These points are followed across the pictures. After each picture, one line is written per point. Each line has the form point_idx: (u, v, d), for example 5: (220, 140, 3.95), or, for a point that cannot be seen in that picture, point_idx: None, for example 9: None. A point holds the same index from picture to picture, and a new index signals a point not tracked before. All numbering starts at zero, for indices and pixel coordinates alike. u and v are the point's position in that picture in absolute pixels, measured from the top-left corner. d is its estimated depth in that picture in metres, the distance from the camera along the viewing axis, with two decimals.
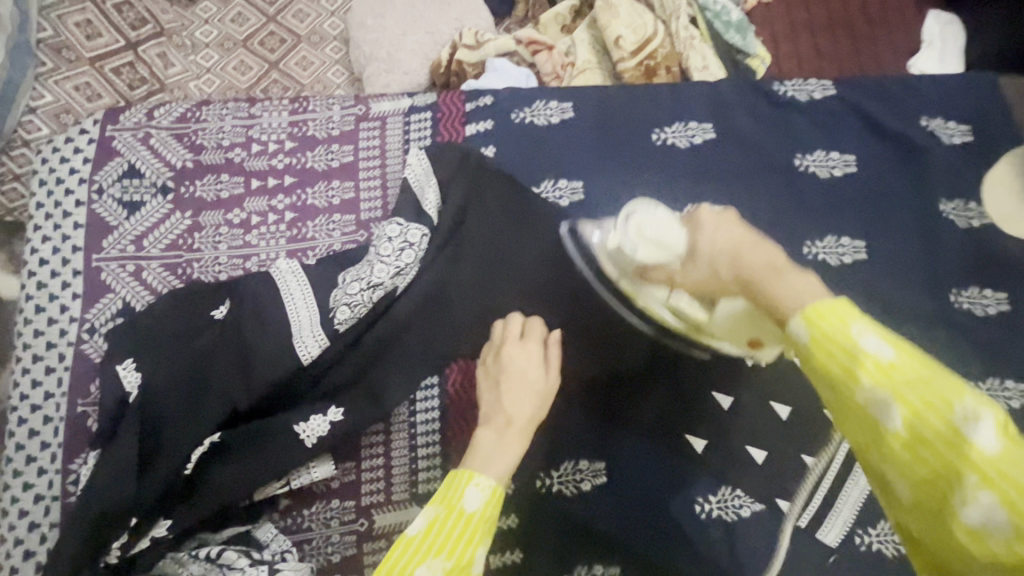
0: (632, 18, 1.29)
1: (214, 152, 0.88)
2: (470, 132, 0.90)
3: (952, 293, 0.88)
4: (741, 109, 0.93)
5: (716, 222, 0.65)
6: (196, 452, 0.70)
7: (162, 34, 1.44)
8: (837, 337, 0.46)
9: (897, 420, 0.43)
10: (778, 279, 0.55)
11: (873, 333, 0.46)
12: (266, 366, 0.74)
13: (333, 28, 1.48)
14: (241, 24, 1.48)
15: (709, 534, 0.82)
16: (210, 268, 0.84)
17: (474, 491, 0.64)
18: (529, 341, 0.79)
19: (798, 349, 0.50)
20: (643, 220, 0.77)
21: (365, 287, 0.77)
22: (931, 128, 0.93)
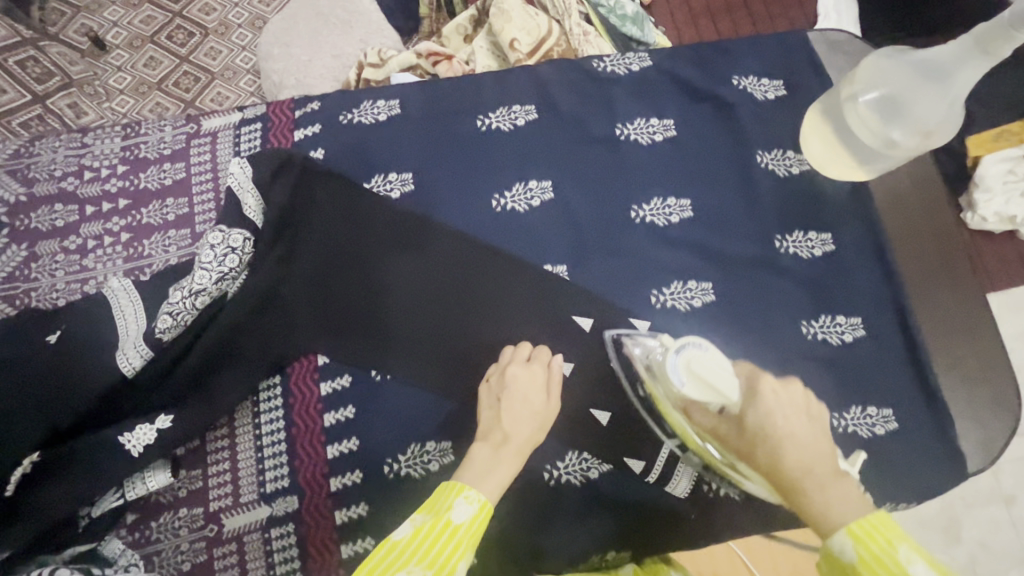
0: (525, 21, 1.36)
1: (47, 183, 0.90)
2: (298, 138, 0.93)
3: (778, 239, 0.92)
4: (563, 88, 0.97)
5: (777, 390, 0.69)
6: (18, 471, 0.71)
7: (71, 84, 1.45)
8: (884, 556, 0.51)
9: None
10: (820, 492, 0.60)
11: (923, 562, 0.50)
12: (87, 382, 0.75)
13: (245, 63, 1.54)
14: (155, 68, 1.53)
15: (561, 501, 0.83)
16: (48, 296, 0.85)
17: (464, 504, 0.63)
18: (535, 365, 0.80)
19: (842, 567, 0.54)
20: (691, 355, 0.73)
21: (188, 293, 0.78)
22: (743, 86, 0.97)
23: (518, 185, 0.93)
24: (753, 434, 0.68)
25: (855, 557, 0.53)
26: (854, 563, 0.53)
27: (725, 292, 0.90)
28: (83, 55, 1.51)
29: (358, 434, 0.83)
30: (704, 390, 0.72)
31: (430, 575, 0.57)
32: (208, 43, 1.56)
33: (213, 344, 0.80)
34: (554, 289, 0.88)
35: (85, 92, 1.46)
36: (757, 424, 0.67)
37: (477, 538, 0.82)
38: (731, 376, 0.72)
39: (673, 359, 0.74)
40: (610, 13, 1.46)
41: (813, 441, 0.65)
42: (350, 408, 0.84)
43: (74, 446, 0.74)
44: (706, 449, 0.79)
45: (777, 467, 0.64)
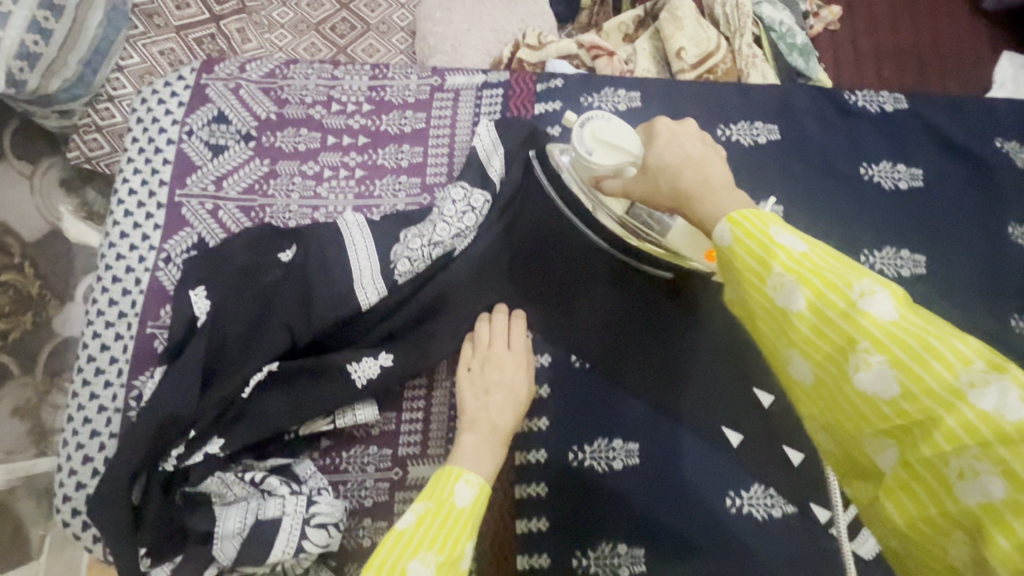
0: (695, 32, 1.33)
1: (297, 107, 0.93)
2: (538, 111, 0.93)
3: (1015, 318, 0.84)
4: (808, 114, 0.93)
5: (674, 128, 0.64)
6: (254, 378, 0.74)
7: (243, 11, 1.47)
8: (757, 232, 0.48)
9: (801, 302, 0.46)
10: (711, 194, 0.55)
11: (791, 232, 0.48)
12: (325, 308, 0.77)
13: (401, 20, 1.53)
14: (316, 9, 1.52)
15: (741, 531, 0.80)
16: (280, 214, 0.89)
17: (465, 487, 0.65)
18: (513, 348, 0.80)
19: (721, 255, 0.51)
20: (597, 126, 0.73)
21: (427, 243, 0.81)
22: (1005, 150, 0.91)
23: (747, 202, 0.89)
24: (656, 174, 0.62)
25: (729, 241, 0.50)
26: (729, 246, 0.49)
27: None
28: None
29: (549, 415, 0.84)
30: (610, 154, 0.72)
31: (441, 559, 0.59)
32: None
33: (436, 292, 0.82)
34: None
35: (254, 21, 1.47)
36: (654, 166, 0.63)
37: (650, 546, 0.79)
38: (632, 137, 0.71)
39: (579, 133, 0.75)
40: (781, 38, 1.41)
41: (704, 160, 0.59)
42: (546, 387, 0.84)
43: (306, 364, 0.76)
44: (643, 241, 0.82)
45: (682, 192, 0.58)
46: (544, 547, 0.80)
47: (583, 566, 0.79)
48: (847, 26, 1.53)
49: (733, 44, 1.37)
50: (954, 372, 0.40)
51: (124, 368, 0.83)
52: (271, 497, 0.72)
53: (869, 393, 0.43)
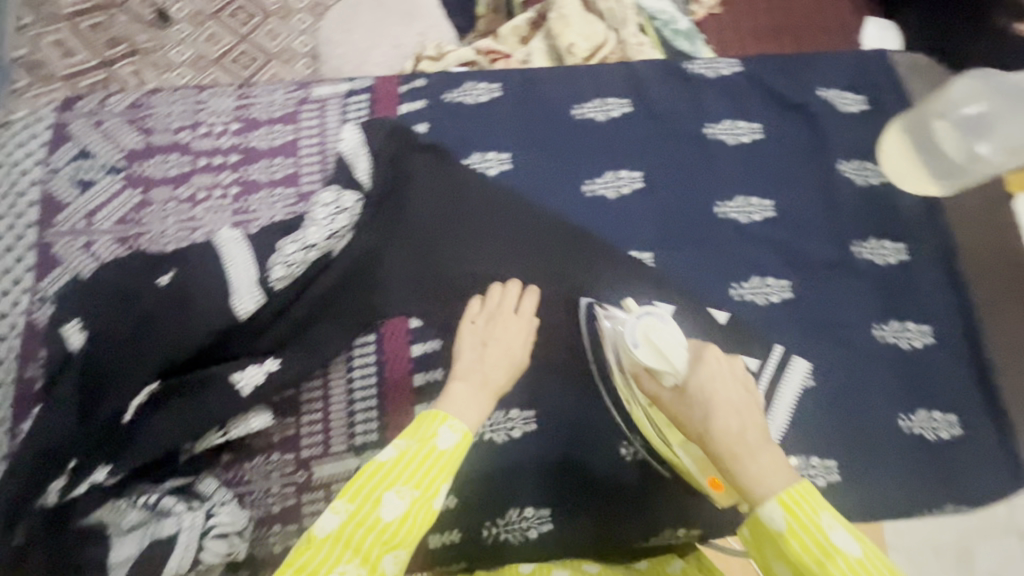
0: (583, 27, 1.42)
1: (164, 134, 0.94)
2: (403, 111, 0.97)
3: (854, 244, 0.96)
4: (656, 85, 1.01)
5: (720, 360, 0.73)
6: (134, 402, 0.74)
7: (136, 53, 1.48)
8: (810, 526, 0.57)
9: None
10: (751, 458, 0.63)
11: (841, 529, 0.57)
12: (204, 322, 0.78)
13: (303, 46, 1.54)
14: (215, 44, 1.52)
15: (639, 476, 0.85)
16: (158, 240, 0.89)
17: (449, 432, 0.69)
18: (521, 316, 0.84)
19: (766, 531, 0.59)
20: (650, 326, 0.77)
21: (302, 246, 0.82)
22: (828, 97, 1.02)
23: (608, 173, 0.96)
24: (692, 393, 0.71)
25: (783, 526, 0.58)
26: (783, 531, 0.58)
27: (803, 290, 0.93)
28: (148, 25, 1.51)
29: (447, 396, 0.87)
30: (657, 356, 0.75)
31: (417, 494, 0.66)
32: (268, 25, 1.55)
33: (318, 293, 0.85)
34: (639, 274, 0.91)
35: (150, 62, 1.48)
36: (698, 413, 0.69)
37: (554, 505, 0.84)
38: (681, 347, 0.75)
39: (632, 323, 0.78)
40: (663, 26, 1.47)
41: (745, 399, 0.70)
42: (440, 371, 0.87)
43: (188, 380, 0.78)
44: (648, 431, 0.81)
45: (701, 426, 0.69)
46: (455, 523, 0.82)
47: (493, 534, 0.82)
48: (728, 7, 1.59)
49: (620, 35, 1.44)
50: None
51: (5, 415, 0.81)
52: (167, 518, 0.73)
53: None
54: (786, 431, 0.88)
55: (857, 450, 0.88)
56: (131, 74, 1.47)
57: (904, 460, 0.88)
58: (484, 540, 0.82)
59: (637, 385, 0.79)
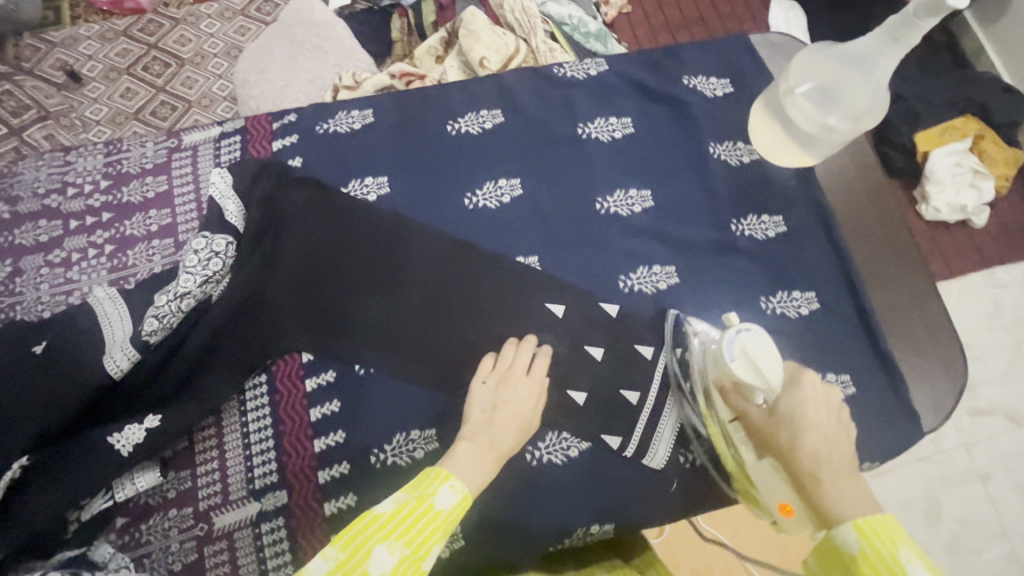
0: (493, 40, 1.39)
1: (31, 201, 0.93)
2: (276, 148, 0.97)
3: (734, 223, 0.98)
4: (527, 93, 1.03)
5: (816, 385, 0.75)
6: (6, 474, 0.72)
7: (47, 117, 1.46)
8: (883, 550, 0.58)
9: None
10: (832, 484, 0.66)
11: (920, 564, 0.55)
12: (73, 384, 0.76)
13: (222, 90, 1.53)
14: (130, 99, 1.51)
15: (547, 479, 0.85)
16: (32, 308, 0.87)
17: (448, 492, 0.67)
18: (532, 378, 0.83)
19: (842, 555, 0.61)
20: (746, 340, 0.77)
21: (176, 296, 0.82)
22: (692, 85, 1.05)
23: (488, 184, 0.98)
24: (780, 416, 0.74)
25: (856, 549, 0.59)
26: (855, 554, 0.59)
27: (690, 273, 0.95)
28: (58, 88, 1.49)
29: (345, 427, 0.86)
30: (752, 371, 0.75)
31: (407, 553, 0.62)
32: (184, 73, 1.54)
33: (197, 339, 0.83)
34: (525, 279, 0.93)
35: (62, 125, 1.46)
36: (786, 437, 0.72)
37: (465, 522, 0.84)
38: (776, 363, 0.75)
39: (730, 337, 0.78)
40: (574, 30, 1.54)
41: (831, 414, 0.73)
42: (336, 402, 0.87)
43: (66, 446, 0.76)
44: (725, 454, 0.83)
45: (788, 445, 0.72)
46: None
47: None
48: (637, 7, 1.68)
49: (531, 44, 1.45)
50: None
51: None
52: None
53: None
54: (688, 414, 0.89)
55: None
56: (43, 138, 1.45)
57: None
58: None
59: (722, 399, 0.81)
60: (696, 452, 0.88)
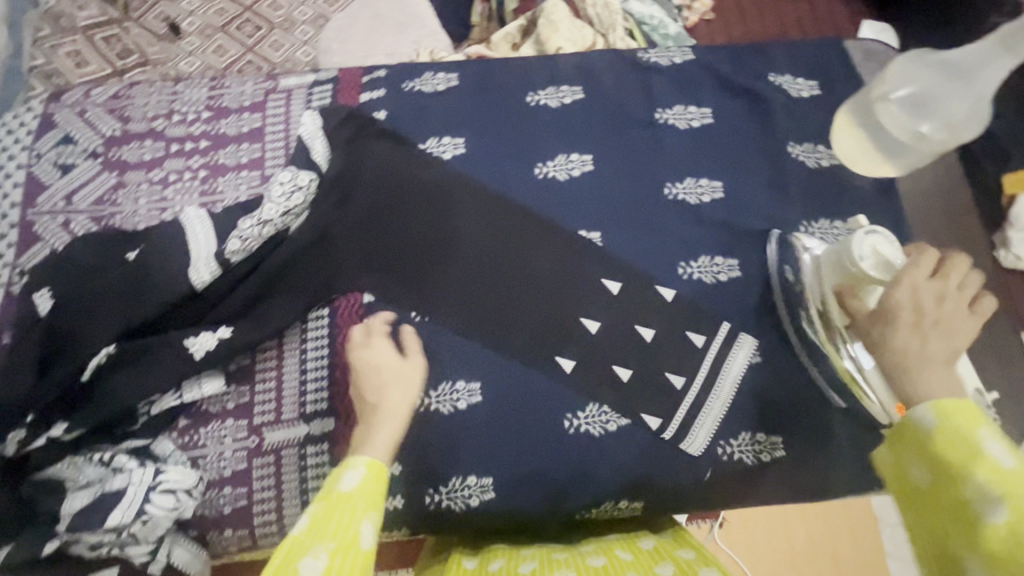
0: (571, 32, 1.43)
1: (140, 122, 1.00)
2: (364, 99, 1.02)
3: (804, 224, 0.96)
4: (608, 73, 1.04)
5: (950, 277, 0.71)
6: (93, 360, 0.80)
7: (147, 63, 1.57)
8: (963, 431, 0.53)
9: (998, 517, 0.48)
10: (924, 371, 0.63)
11: (998, 443, 0.51)
12: (160, 289, 0.83)
13: (305, 55, 1.61)
14: (221, 55, 1.61)
15: (583, 449, 0.86)
16: (130, 219, 0.95)
17: (352, 478, 0.65)
18: (376, 337, 0.82)
19: (913, 434, 0.56)
20: (876, 241, 0.77)
21: (258, 220, 0.87)
22: (778, 83, 1.04)
23: (560, 156, 0.99)
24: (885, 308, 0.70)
25: (934, 425, 0.55)
26: (935, 428, 0.55)
27: (751, 269, 0.94)
28: (159, 38, 1.60)
29: None
30: (883, 270, 0.75)
31: (334, 546, 0.58)
32: (272, 36, 1.63)
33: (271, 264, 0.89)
34: (585, 252, 0.94)
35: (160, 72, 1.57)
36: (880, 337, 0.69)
37: (497, 474, 0.85)
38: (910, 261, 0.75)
39: (860, 237, 0.78)
40: (652, 31, 1.52)
41: (940, 299, 0.69)
42: None
43: (146, 342, 0.82)
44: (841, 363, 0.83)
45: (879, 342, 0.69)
46: (398, 489, 0.85)
47: (435, 501, 0.84)
48: (720, 15, 1.65)
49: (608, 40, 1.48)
50: None
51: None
52: (119, 473, 0.77)
53: None
54: (732, 406, 0.88)
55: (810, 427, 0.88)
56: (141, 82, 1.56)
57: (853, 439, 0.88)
58: (426, 506, 0.84)
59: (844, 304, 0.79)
60: (735, 446, 0.87)
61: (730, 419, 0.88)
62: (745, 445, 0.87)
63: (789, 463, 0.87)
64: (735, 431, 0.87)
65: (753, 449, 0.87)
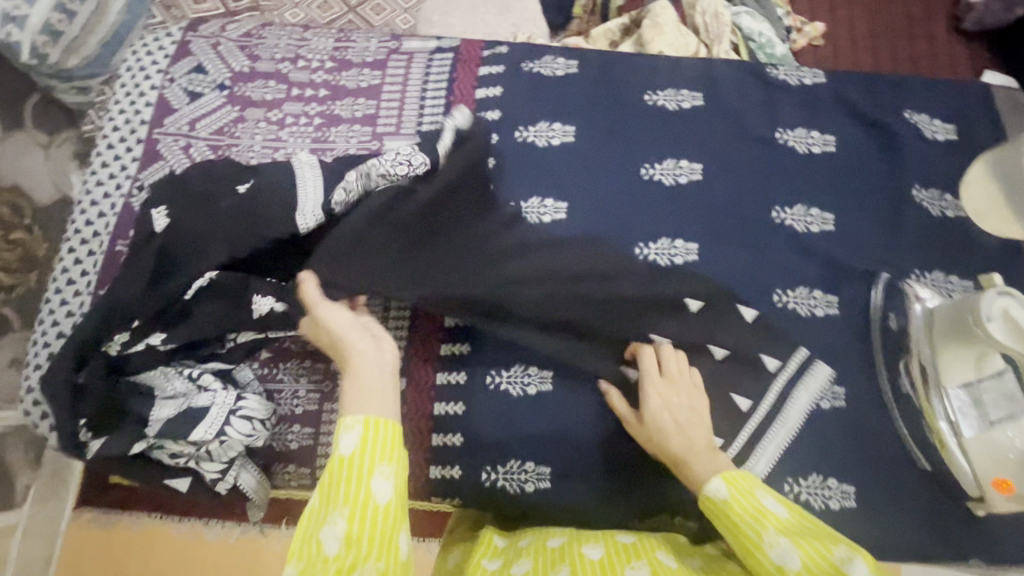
0: (675, 38, 1.37)
1: (267, 63, 1.04)
2: (482, 73, 1.02)
3: (915, 274, 0.91)
4: (732, 84, 1.01)
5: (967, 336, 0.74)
6: (195, 282, 0.82)
7: (256, 9, 1.62)
8: (748, 495, 0.64)
9: (797, 563, 0.58)
10: (697, 461, 0.72)
11: (772, 498, 0.64)
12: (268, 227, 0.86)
13: (405, 23, 1.60)
14: (324, 12, 1.62)
15: (644, 457, 0.85)
16: (244, 153, 0.98)
17: (348, 437, 0.61)
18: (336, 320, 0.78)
19: (712, 505, 0.66)
20: (1010, 303, 0.74)
21: (383, 177, 0.89)
22: (913, 121, 0.98)
23: (668, 160, 0.97)
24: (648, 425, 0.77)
25: (726, 496, 0.65)
26: (726, 499, 0.64)
27: (850, 309, 0.90)
28: None
29: (472, 340, 0.90)
30: (1012, 334, 0.73)
31: (350, 512, 0.58)
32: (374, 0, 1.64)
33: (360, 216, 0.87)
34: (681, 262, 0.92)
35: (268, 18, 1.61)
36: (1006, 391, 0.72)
37: (556, 465, 0.85)
38: None
39: (992, 295, 0.75)
40: (759, 48, 1.45)
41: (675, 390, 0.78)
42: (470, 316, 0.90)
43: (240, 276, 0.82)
44: (936, 423, 0.81)
45: (659, 436, 0.76)
46: (456, 460, 0.85)
47: (491, 480, 0.85)
48: (831, 42, 1.57)
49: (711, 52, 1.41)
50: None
51: (93, 280, 0.92)
52: (204, 391, 0.81)
53: None
54: (807, 445, 0.85)
55: (889, 484, 0.84)
56: None
57: (928, 503, 0.83)
58: (481, 483, 0.85)
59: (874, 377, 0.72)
60: (803, 487, 0.83)
61: (803, 459, 0.84)
62: (814, 488, 0.83)
63: (861, 517, 0.82)
64: (806, 471, 0.84)
65: (821, 495, 0.83)
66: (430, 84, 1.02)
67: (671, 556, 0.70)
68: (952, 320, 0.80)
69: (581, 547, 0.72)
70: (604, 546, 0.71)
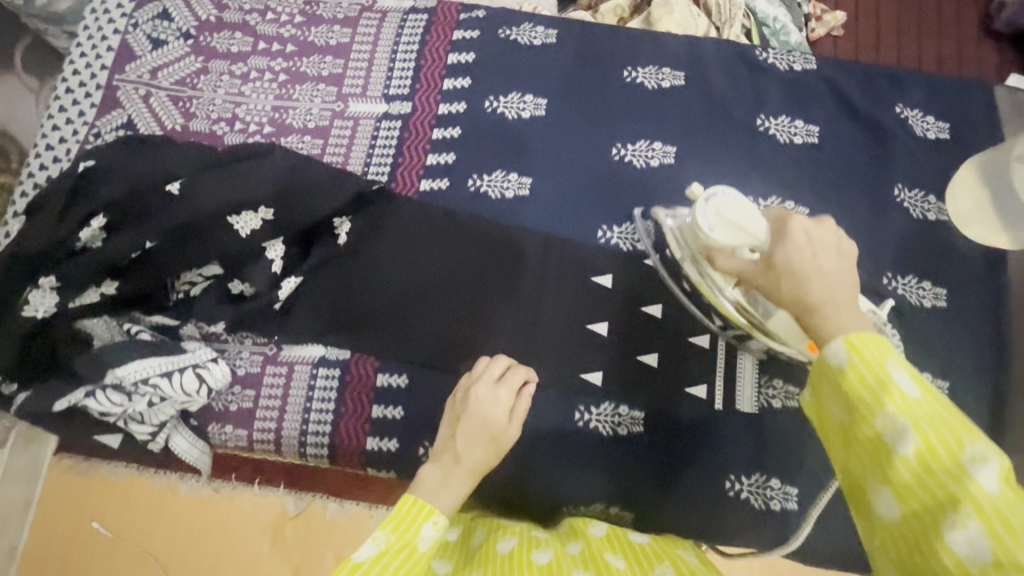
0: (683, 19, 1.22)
1: (235, 13, 1.00)
2: (456, 37, 0.98)
3: (888, 276, 0.87)
4: (717, 66, 0.96)
5: (810, 229, 0.56)
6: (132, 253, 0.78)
7: None
8: (875, 364, 0.46)
9: (909, 447, 0.44)
10: (834, 320, 0.51)
11: (905, 371, 0.46)
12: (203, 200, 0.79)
13: None
14: None
15: (587, 442, 0.83)
16: (204, 107, 0.96)
17: (431, 529, 0.58)
18: None
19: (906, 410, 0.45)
20: (721, 203, 0.71)
21: (313, 358, 0.85)
22: (904, 116, 0.93)
23: (642, 141, 0.93)
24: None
25: (844, 363, 0.47)
26: (842, 367, 0.47)
27: None
28: None
29: (421, 312, 0.86)
30: (732, 232, 0.68)
31: None
32: None
33: (299, 281, 0.86)
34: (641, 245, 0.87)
35: None
36: (781, 256, 0.57)
37: None
38: (759, 218, 0.66)
39: (702, 207, 0.72)
40: (772, 34, 1.31)
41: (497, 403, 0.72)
42: (423, 287, 0.87)
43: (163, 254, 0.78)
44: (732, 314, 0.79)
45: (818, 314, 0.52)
46: (394, 433, 0.83)
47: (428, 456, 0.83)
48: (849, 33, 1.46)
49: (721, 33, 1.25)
50: (956, 445, 0.43)
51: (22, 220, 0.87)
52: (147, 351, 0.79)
53: (964, 560, 0.41)
54: (753, 445, 0.83)
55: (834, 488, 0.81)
56: None
57: None
58: (418, 458, 0.83)
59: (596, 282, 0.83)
60: (746, 486, 0.82)
61: (748, 459, 0.82)
62: (756, 488, 0.82)
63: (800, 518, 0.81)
64: (749, 470, 0.82)
65: (763, 495, 0.81)
66: (400, 45, 0.98)
67: (618, 559, 0.66)
68: (698, 245, 0.76)
69: (530, 552, 0.67)
70: (556, 551, 0.67)
